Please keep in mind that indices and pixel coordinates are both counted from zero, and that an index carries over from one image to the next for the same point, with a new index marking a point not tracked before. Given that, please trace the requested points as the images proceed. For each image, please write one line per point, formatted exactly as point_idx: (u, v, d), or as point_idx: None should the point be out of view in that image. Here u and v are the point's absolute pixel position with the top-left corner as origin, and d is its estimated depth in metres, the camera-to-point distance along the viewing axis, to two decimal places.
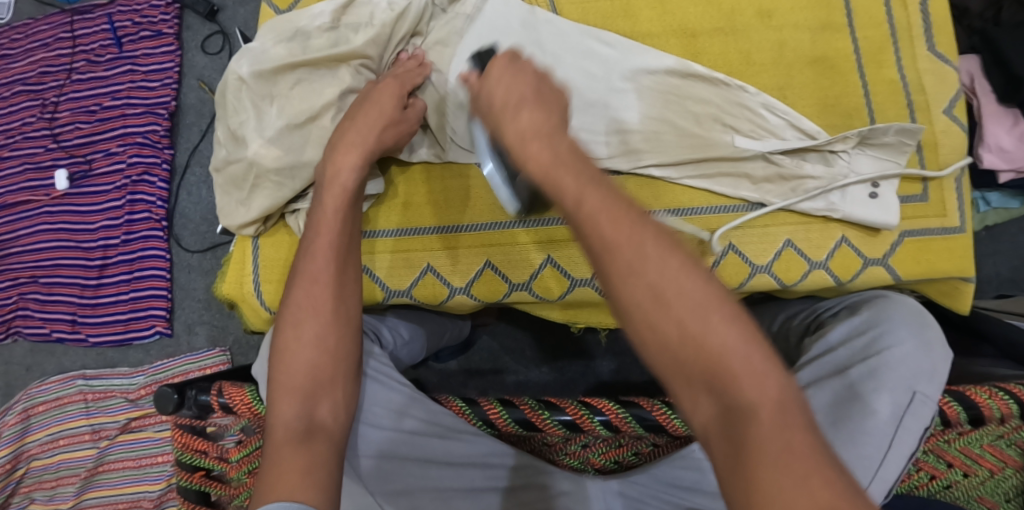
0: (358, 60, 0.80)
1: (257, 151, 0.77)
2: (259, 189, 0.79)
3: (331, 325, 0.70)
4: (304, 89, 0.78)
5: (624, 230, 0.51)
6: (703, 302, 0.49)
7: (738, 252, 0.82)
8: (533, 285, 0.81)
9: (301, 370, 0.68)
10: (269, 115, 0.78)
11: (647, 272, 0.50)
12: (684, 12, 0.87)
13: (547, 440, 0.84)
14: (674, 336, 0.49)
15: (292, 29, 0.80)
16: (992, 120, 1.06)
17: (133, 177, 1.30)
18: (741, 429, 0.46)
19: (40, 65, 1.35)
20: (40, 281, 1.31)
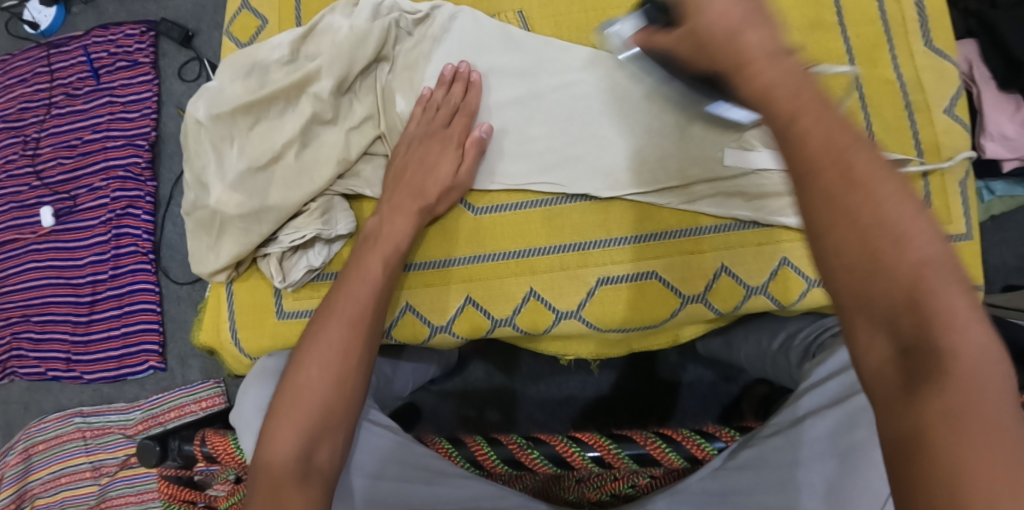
0: (317, 89, 0.76)
1: (219, 198, 0.74)
2: (225, 235, 0.76)
3: (349, 371, 0.68)
4: (264, 128, 0.76)
5: (843, 161, 0.48)
6: (920, 235, 0.47)
7: (732, 273, 0.74)
8: (517, 319, 0.76)
9: (311, 413, 0.65)
10: (230, 158, 0.75)
11: (880, 207, 0.47)
12: None
13: (538, 477, 0.81)
14: (867, 262, 0.47)
15: (250, 64, 0.78)
16: (993, 109, 1.03)
17: (118, 210, 1.29)
18: (924, 371, 0.44)
19: (18, 101, 1.34)
20: (32, 320, 1.30)
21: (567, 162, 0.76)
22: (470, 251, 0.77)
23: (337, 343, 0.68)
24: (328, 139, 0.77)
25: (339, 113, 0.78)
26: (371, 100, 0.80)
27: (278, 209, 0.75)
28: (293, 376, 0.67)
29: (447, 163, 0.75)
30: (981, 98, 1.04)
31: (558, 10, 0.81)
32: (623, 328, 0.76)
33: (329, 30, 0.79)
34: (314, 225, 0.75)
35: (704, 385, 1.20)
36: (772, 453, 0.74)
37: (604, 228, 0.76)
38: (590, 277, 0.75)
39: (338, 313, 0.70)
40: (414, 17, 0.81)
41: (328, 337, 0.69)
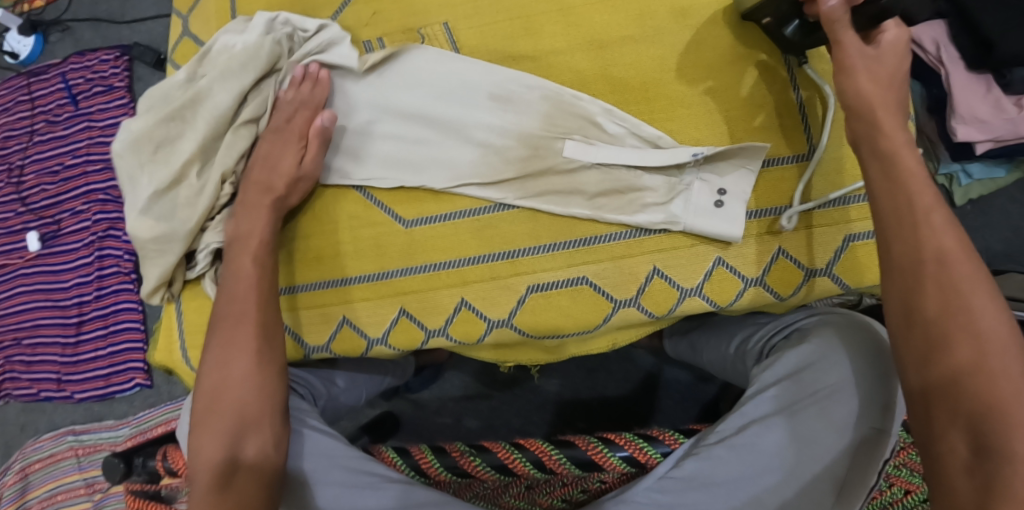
0: (213, 111, 0.78)
1: (133, 225, 0.78)
2: (146, 260, 0.79)
3: (255, 368, 0.71)
4: (168, 155, 0.79)
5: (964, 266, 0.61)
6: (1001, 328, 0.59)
7: (665, 276, 0.75)
8: (450, 330, 0.77)
9: (229, 415, 0.69)
10: (142, 185, 0.78)
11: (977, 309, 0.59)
12: (590, 22, 0.80)
13: (487, 484, 0.80)
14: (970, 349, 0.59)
15: (153, 96, 0.81)
16: (964, 89, 0.99)
17: (100, 233, 1.31)
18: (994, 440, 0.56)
19: (3, 131, 1.38)
20: (23, 342, 1.34)
21: (435, 166, 0.79)
22: (405, 263, 0.78)
23: (236, 346, 0.72)
24: (229, 154, 0.79)
25: (235, 126, 0.79)
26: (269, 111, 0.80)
27: (185, 226, 0.78)
28: (204, 386, 0.71)
29: (289, 158, 0.77)
30: (950, 81, 0.99)
31: (482, 22, 0.82)
32: (558, 335, 0.77)
33: (225, 50, 0.81)
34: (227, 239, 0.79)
35: (680, 384, 1.18)
36: (717, 464, 0.73)
37: (533, 237, 0.77)
38: (520, 285, 0.76)
39: (233, 317, 0.73)
40: (304, 34, 0.82)
41: (227, 342, 0.72)
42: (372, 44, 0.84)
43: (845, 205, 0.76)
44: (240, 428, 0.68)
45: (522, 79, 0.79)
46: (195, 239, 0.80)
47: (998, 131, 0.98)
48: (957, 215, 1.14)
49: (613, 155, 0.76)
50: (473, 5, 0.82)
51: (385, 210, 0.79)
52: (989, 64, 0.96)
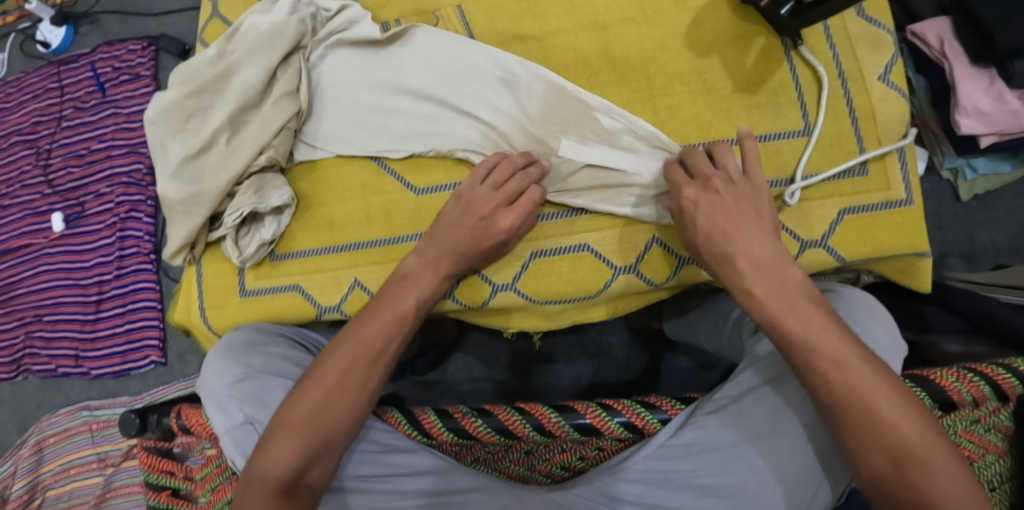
0: (242, 83, 0.82)
1: (163, 187, 0.82)
2: (172, 221, 0.83)
3: (361, 399, 0.71)
4: (198, 122, 0.83)
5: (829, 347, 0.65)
6: (879, 393, 0.63)
7: (663, 244, 0.79)
8: (456, 293, 0.81)
9: (310, 424, 0.68)
10: (173, 151, 0.82)
11: (853, 385, 0.64)
12: (593, 5, 0.85)
13: (488, 448, 0.83)
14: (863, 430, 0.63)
15: (185, 67, 0.84)
16: (966, 82, 1.00)
17: (122, 214, 1.36)
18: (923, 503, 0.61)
19: (32, 116, 1.44)
20: (44, 319, 1.38)
21: (436, 134, 0.84)
22: (415, 231, 0.83)
23: (356, 366, 0.71)
24: (254, 121, 0.83)
25: (260, 95, 0.83)
26: (292, 83, 0.84)
27: (211, 190, 0.81)
28: (302, 391, 0.70)
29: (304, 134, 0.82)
30: (953, 74, 1.01)
31: (492, 4, 0.86)
32: (560, 300, 0.80)
33: (251, 30, 0.84)
34: (249, 202, 0.81)
35: (682, 371, 1.20)
36: (714, 432, 0.75)
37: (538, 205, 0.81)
38: (524, 251, 0.80)
39: (351, 348, 0.72)
40: (327, 15, 0.87)
41: (345, 353, 0.72)
42: (389, 25, 0.88)
43: (837, 179, 0.80)
44: (314, 446, 0.68)
45: (531, 68, 0.83)
46: (221, 203, 0.83)
47: (1000, 123, 1.00)
48: (961, 210, 1.15)
49: (606, 155, 0.80)
50: None
51: (398, 179, 0.84)
52: (991, 58, 0.97)
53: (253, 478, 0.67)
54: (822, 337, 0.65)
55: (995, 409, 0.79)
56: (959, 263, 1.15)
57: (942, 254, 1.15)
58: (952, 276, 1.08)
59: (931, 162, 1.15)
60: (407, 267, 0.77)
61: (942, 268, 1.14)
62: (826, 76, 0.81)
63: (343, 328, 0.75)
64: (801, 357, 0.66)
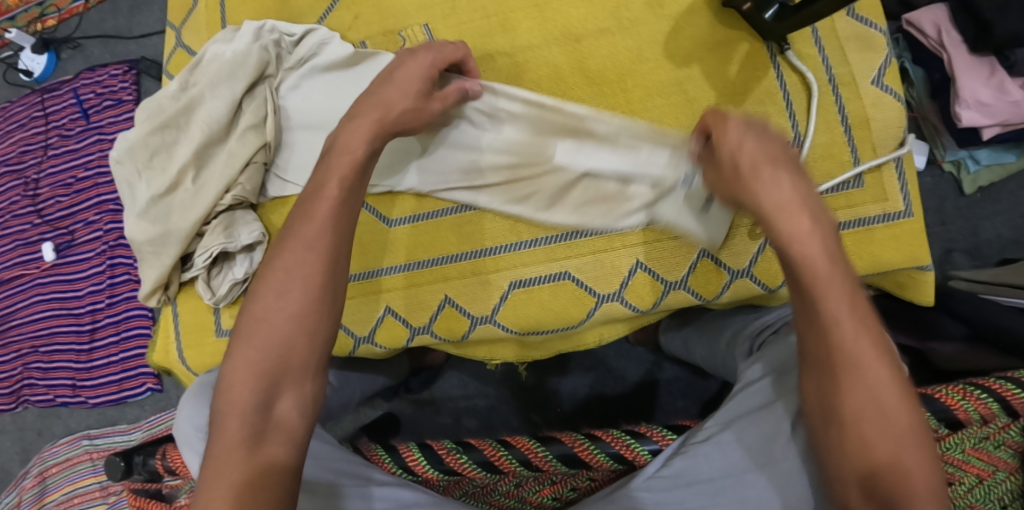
0: (206, 117, 0.80)
1: (130, 227, 0.80)
2: (143, 261, 0.82)
3: (298, 334, 0.63)
4: (163, 160, 0.81)
5: (864, 344, 0.60)
6: (896, 405, 0.59)
7: (648, 269, 0.75)
8: (434, 327, 0.79)
9: (254, 373, 0.62)
10: (140, 190, 0.81)
11: (874, 390, 0.59)
12: (565, 16, 0.81)
13: (476, 482, 0.80)
14: (868, 441, 0.59)
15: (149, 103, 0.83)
16: (967, 73, 0.94)
17: (111, 242, 1.35)
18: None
19: (19, 145, 1.42)
20: (40, 350, 1.38)
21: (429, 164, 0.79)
22: (387, 263, 0.79)
23: (281, 304, 0.64)
24: (220, 157, 0.81)
25: (226, 128, 0.81)
26: (258, 114, 0.82)
27: (178, 231, 0.79)
28: (240, 347, 0.63)
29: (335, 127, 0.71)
30: (952, 64, 0.95)
31: (462, 21, 0.83)
32: (541, 330, 0.78)
33: (215, 59, 0.82)
34: (218, 241, 0.79)
35: (681, 382, 1.16)
36: (703, 461, 0.71)
37: (512, 233, 0.77)
38: (502, 281, 0.77)
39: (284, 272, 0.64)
40: (292, 40, 0.84)
41: (271, 290, 0.64)
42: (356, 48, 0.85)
43: (829, 191, 0.75)
44: (268, 387, 0.62)
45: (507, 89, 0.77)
46: (190, 242, 0.81)
47: (1002, 115, 0.93)
48: (966, 204, 1.09)
49: (600, 160, 0.75)
50: (451, 5, 0.83)
51: (370, 210, 0.81)
52: (989, 47, 0.90)
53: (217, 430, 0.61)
54: (860, 339, 0.60)
55: (1006, 426, 0.73)
56: (965, 259, 1.07)
57: (947, 250, 1.09)
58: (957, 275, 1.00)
59: (933, 154, 1.09)
60: (314, 183, 0.67)
61: (948, 264, 1.07)
62: (815, 83, 0.76)
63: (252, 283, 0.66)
64: (843, 349, 0.60)
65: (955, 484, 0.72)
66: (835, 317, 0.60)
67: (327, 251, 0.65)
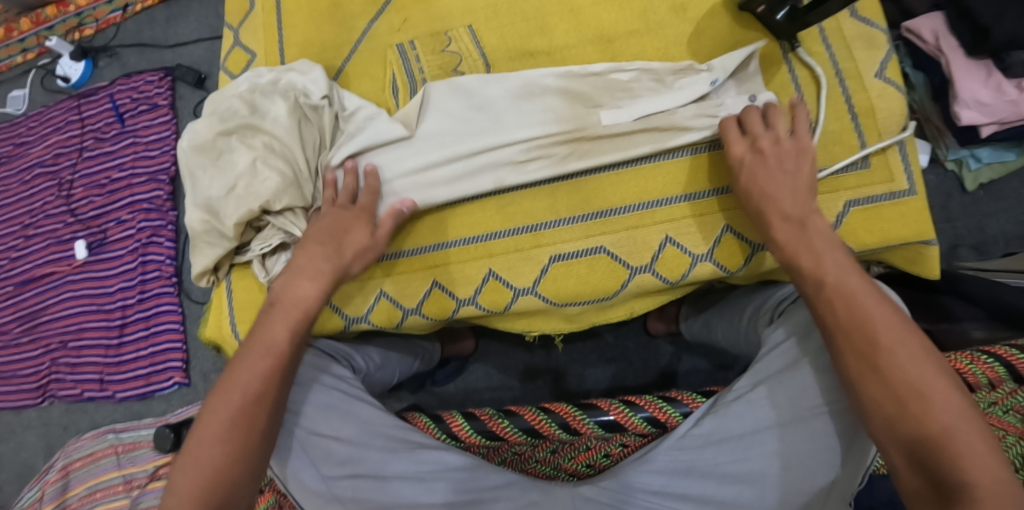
0: (272, 133, 0.85)
1: (189, 215, 0.85)
2: (196, 249, 0.87)
3: (265, 407, 0.72)
4: (225, 158, 0.85)
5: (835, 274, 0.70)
6: (877, 316, 0.67)
7: (677, 243, 0.82)
8: (479, 298, 0.84)
9: (221, 433, 0.70)
10: (201, 183, 0.85)
11: (854, 305, 0.68)
12: (598, 19, 0.89)
13: (515, 449, 0.86)
14: (862, 360, 0.66)
15: (218, 107, 0.87)
16: (964, 76, 1.03)
17: (144, 239, 1.40)
18: (928, 429, 0.62)
19: (54, 148, 1.48)
20: (69, 346, 1.41)
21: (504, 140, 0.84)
22: (435, 241, 0.85)
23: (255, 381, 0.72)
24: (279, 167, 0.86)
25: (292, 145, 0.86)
26: (315, 135, 0.88)
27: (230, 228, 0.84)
28: (211, 408, 0.72)
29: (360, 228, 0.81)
30: (951, 68, 1.04)
31: (501, 22, 0.91)
32: (579, 302, 0.84)
33: (289, 86, 0.89)
34: (276, 235, 0.86)
35: (700, 372, 1.22)
36: (736, 419, 0.78)
37: (552, 211, 0.84)
38: (543, 256, 0.83)
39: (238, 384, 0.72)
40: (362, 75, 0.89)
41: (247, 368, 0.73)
42: (403, 45, 0.92)
43: (841, 172, 0.82)
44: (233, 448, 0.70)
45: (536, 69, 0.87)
46: (244, 234, 0.87)
47: (999, 114, 1.02)
48: (969, 201, 1.18)
49: (652, 102, 0.84)
50: (492, 8, 0.91)
51: None
52: (985, 50, 1.00)
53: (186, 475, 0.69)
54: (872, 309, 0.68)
55: (1014, 391, 0.80)
56: (970, 253, 1.17)
57: (953, 245, 1.18)
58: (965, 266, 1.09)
59: (936, 154, 1.18)
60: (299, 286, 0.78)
61: (954, 258, 1.17)
62: (824, 76, 0.84)
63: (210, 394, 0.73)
64: (864, 322, 0.67)
65: None
66: (800, 255, 0.73)
67: (279, 382, 0.73)
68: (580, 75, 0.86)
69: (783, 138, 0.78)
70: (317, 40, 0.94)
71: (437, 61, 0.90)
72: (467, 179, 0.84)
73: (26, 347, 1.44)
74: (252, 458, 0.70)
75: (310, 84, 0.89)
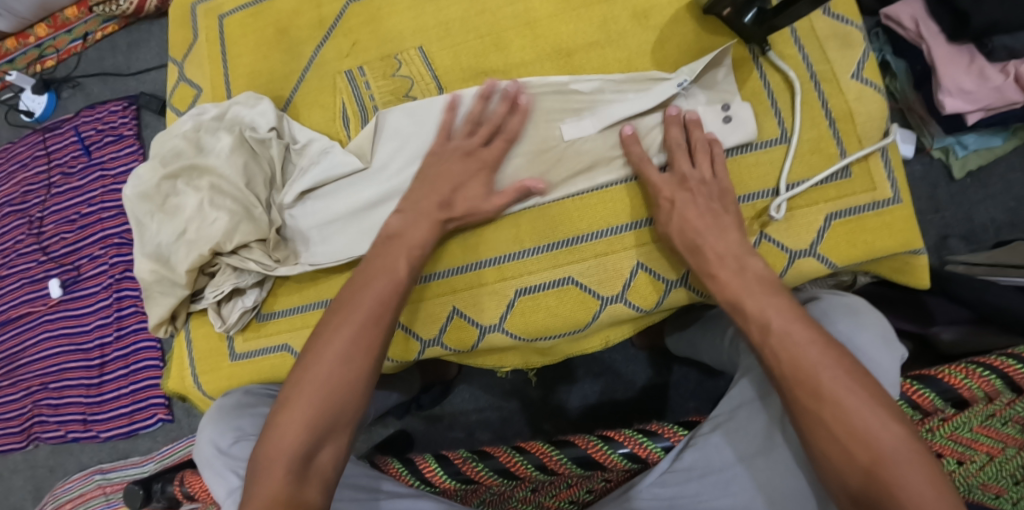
0: (219, 174, 0.81)
1: (139, 265, 0.81)
2: (151, 300, 0.83)
3: (351, 397, 0.68)
4: (173, 204, 0.81)
5: (745, 291, 0.70)
6: (788, 326, 0.66)
7: (649, 269, 0.78)
8: (444, 338, 0.81)
9: (305, 421, 0.66)
10: (150, 231, 0.81)
11: (766, 318, 0.67)
12: (556, 32, 0.84)
13: (493, 490, 0.80)
14: (782, 366, 0.65)
15: (162, 148, 0.83)
16: (947, 63, 0.97)
17: (117, 275, 1.36)
18: (848, 428, 0.61)
19: (23, 185, 1.45)
20: (50, 387, 1.38)
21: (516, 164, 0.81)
22: None
23: (339, 364, 0.68)
24: None
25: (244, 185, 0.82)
26: (266, 170, 0.84)
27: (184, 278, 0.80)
28: (306, 363, 0.69)
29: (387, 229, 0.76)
30: (933, 55, 0.98)
31: (454, 42, 0.86)
32: (549, 335, 0.80)
33: (235, 122, 0.85)
34: (230, 279, 0.82)
35: (689, 381, 1.17)
36: (712, 452, 0.73)
37: (516, 241, 0.80)
38: (509, 290, 0.80)
39: (347, 315, 0.71)
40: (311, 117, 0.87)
41: (330, 351, 0.69)
42: (353, 72, 0.88)
43: (821, 184, 0.78)
44: (316, 438, 0.66)
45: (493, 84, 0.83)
46: (198, 280, 0.83)
47: (984, 100, 0.96)
48: (957, 190, 1.12)
49: (617, 115, 0.80)
50: (445, 26, 0.86)
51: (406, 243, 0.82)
52: (966, 35, 0.94)
53: (262, 471, 0.65)
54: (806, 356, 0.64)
55: (1012, 402, 0.75)
56: (961, 243, 1.10)
57: (942, 236, 1.11)
58: (954, 259, 1.04)
59: (921, 143, 1.12)
60: (388, 260, 0.75)
61: (944, 250, 1.11)
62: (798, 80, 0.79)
63: (304, 352, 0.71)
64: (805, 372, 0.63)
65: (966, 464, 0.73)
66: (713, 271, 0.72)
67: (384, 325, 0.71)
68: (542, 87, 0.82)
69: (706, 178, 0.76)
70: (266, 70, 0.91)
71: (389, 87, 0.86)
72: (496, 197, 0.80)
73: (8, 390, 1.42)
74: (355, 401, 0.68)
75: (257, 117, 0.85)
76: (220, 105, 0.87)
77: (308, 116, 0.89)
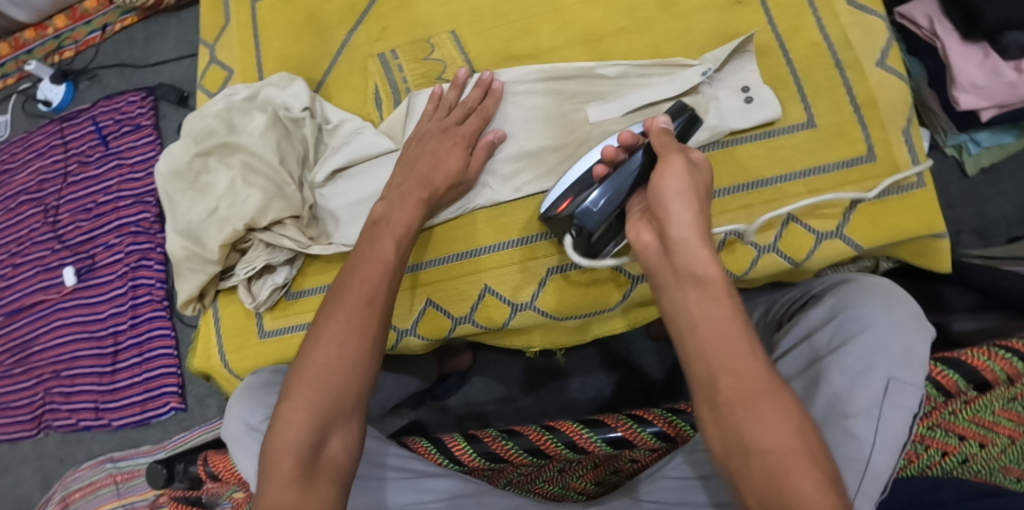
0: (251, 153, 0.82)
1: (170, 242, 0.82)
2: (180, 277, 0.84)
3: (351, 378, 0.66)
4: (205, 181, 0.82)
5: (699, 265, 0.57)
6: (718, 324, 0.56)
7: None
8: (475, 316, 0.83)
9: (308, 412, 0.64)
10: (181, 208, 0.82)
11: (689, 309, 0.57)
12: (586, 18, 0.86)
13: (520, 470, 0.82)
14: (708, 368, 0.56)
15: (195, 128, 0.85)
16: (961, 59, 0.99)
17: (132, 263, 1.36)
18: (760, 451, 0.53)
19: (39, 174, 1.45)
20: (62, 375, 1.38)
21: (544, 145, 0.83)
22: (429, 257, 0.84)
23: (334, 350, 0.66)
24: None
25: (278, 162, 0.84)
26: (297, 149, 0.85)
27: (214, 253, 0.81)
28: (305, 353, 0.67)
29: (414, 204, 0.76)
30: (945, 51, 1.00)
31: (486, 27, 0.88)
32: (578, 314, 0.81)
33: (267, 103, 0.86)
34: (262, 256, 0.83)
35: None
36: None
37: (547, 221, 0.81)
38: (540, 268, 0.81)
39: (341, 303, 0.69)
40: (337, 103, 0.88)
41: (324, 339, 0.67)
42: (385, 56, 0.89)
43: (844, 167, 0.79)
44: (320, 427, 0.64)
45: (517, 68, 0.85)
46: (229, 257, 0.84)
47: (997, 96, 0.98)
48: (969, 186, 1.14)
49: (643, 96, 0.81)
50: (475, 12, 0.88)
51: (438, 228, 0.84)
52: (979, 32, 0.96)
53: (270, 467, 0.62)
54: (710, 314, 0.56)
55: None
56: (973, 238, 1.12)
57: (955, 232, 1.13)
58: (969, 252, 1.05)
59: (933, 139, 1.14)
60: (375, 248, 0.73)
61: (958, 246, 1.12)
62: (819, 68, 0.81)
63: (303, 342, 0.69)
64: (708, 384, 0.56)
65: (988, 446, 0.71)
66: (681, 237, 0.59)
67: (381, 308, 0.69)
68: (565, 71, 0.84)
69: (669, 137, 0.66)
70: (297, 53, 0.93)
71: (420, 70, 0.88)
72: (523, 176, 0.82)
73: (19, 378, 1.41)
74: (354, 388, 0.66)
75: (289, 98, 0.87)
76: (251, 86, 0.88)
77: (339, 98, 0.90)
